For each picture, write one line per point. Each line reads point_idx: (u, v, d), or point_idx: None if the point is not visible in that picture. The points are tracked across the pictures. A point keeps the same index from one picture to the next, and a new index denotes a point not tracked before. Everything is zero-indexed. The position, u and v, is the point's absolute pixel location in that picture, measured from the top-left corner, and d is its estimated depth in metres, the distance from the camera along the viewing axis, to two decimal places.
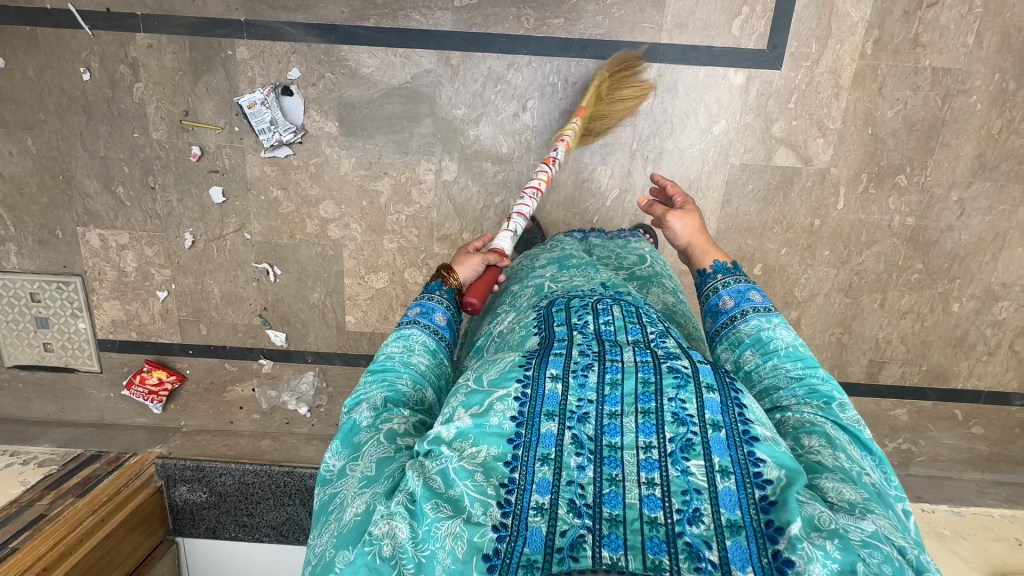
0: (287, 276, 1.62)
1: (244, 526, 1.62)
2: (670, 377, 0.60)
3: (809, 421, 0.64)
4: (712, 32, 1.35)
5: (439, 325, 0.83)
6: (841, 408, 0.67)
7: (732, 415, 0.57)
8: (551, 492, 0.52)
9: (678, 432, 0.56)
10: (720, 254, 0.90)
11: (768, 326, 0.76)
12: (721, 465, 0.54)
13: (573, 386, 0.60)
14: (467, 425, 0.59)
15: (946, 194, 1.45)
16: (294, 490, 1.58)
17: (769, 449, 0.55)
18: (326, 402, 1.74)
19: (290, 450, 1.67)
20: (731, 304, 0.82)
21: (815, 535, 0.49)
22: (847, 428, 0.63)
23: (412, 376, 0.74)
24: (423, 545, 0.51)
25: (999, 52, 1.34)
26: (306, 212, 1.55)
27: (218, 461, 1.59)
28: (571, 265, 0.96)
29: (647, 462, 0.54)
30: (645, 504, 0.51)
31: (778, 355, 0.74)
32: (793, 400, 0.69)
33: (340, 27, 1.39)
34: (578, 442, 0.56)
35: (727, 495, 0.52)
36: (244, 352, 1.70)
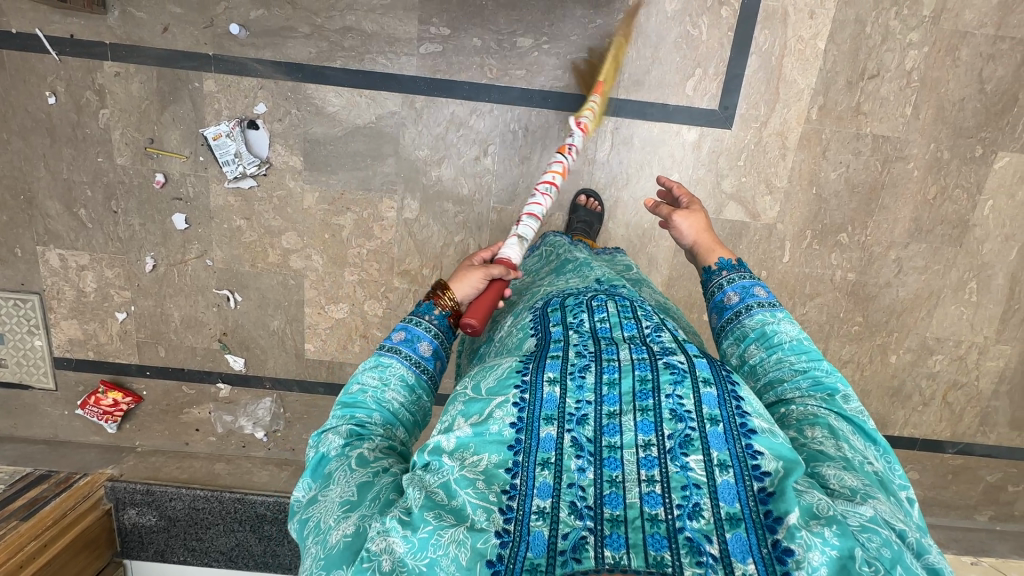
0: (248, 303, 1.64)
1: (194, 550, 1.63)
2: (665, 372, 0.65)
3: (812, 413, 0.70)
4: (667, 90, 1.41)
5: (423, 355, 0.81)
6: (845, 399, 0.72)
7: (729, 408, 0.62)
8: (552, 495, 0.56)
9: (676, 428, 0.60)
10: (726, 253, 0.95)
11: (773, 322, 0.82)
12: (719, 459, 0.58)
13: (571, 388, 0.64)
14: (466, 434, 0.62)
15: (885, 252, 1.53)
16: (245, 517, 1.59)
17: (767, 442, 0.59)
18: (283, 427, 1.76)
19: (244, 475, 1.68)
20: (735, 300, 0.87)
21: (813, 522, 0.54)
22: (851, 419, 0.69)
23: (384, 414, 0.73)
24: (420, 554, 0.53)
25: (934, 123, 1.42)
26: (269, 241, 1.57)
27: (169, 485, 1.59)
28: (568, 268, 1.01)
29: (646, 460, 0.58)
30: (645, 502, 0.55)
31: (782, 348, 0.79)
32: (797, 393, 0.74)
33: (307, 66, 1.42)
34: (578, 444, 0.59)
35: (726, 489, 0.56)
36: (202, 375, 1.71)
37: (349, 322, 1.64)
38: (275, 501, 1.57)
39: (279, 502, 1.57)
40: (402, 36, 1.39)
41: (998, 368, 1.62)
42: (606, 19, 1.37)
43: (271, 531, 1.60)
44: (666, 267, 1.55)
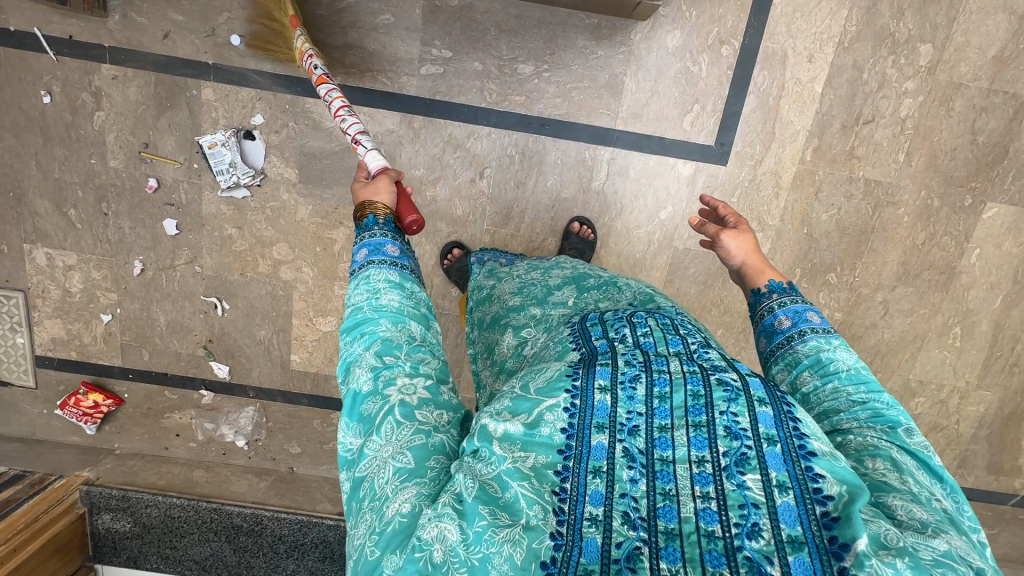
0: (235, 311, 1.63)
1: (167, 558, 1.61)
2: (718, 390, 0.61)
3: (872, 444, 0.65)
4: (665, 124, 1.42)
5: (394, 255, 0.84)
6: (908, 433, 0.66)
7: (788, 430, 0.58)
8: (605, 503, 0.54)
9: (731, 445, 0.57)
10: (774, 275, 0.92)
11: (829, 348, 0.77)
12: (778, 480, 0.55)
13: (621, 397, 0.61)
14: (517, 430, 0.60)
15: (872, 294, 1.54)
16: (220, 527, 1.58)
17: (829, 465, 0.56)
18: (265, 437, 1.74)
19: (222, 483, 1.67)
20: (787, 324, 0.83)
21: (884, 552, 0.50)
22: (915, 453, 0.63)
23: (390, 318, 0.75)
24: (474, 547, 0.52)
25: (926, 171, 1.44)
26: (260, 251, 1.57)
27: (145, 492, 1.58)
28: (589, 287, 1.00)
29: (701, 476, 0.56)
30: (702, 517, 0.53)
31: (839, 377, 0.74)
32: (854, 423, 0.69)
33: (307, 81, 1.42)
34: (630, 455, 0.57)
35: (787, 509, 0.53)
36: (186, 381, 1.70)
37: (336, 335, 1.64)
38: (251, 513, 1.56)
39: (255, 514, 1.56)
40: (404, 55, 1.39)
41: (978, 414, 1.64)
42: (607, 51, 1.38)
43: (246, 542, 1.59)
44: None
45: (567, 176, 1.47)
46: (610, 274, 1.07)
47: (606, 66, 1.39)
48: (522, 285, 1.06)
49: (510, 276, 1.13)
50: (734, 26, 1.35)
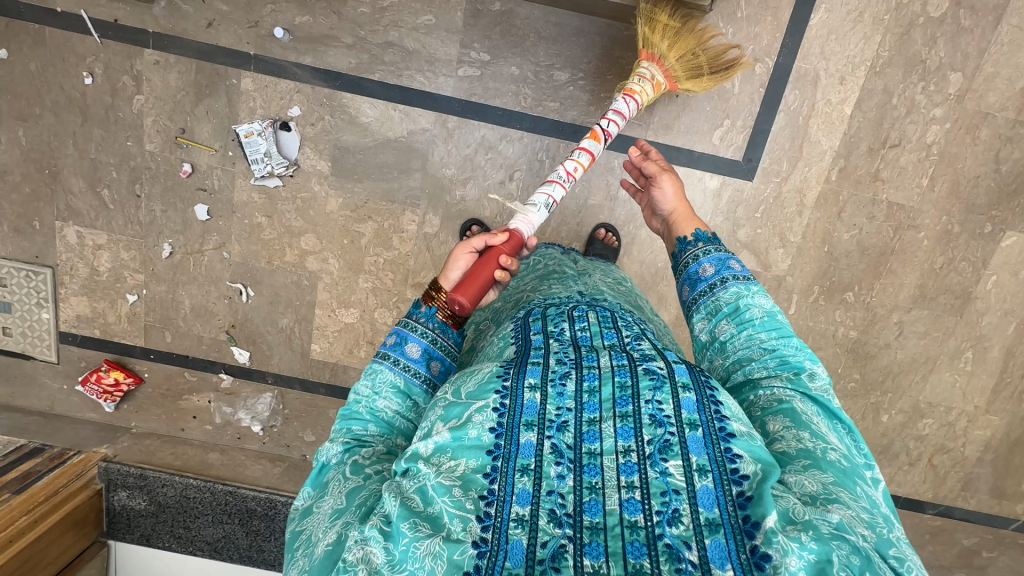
0: (260, 299, 1.65)
1: (180, 538, 1.63)
2: (646, 380, 0.66)
3: (778, 400, 0.72)
4: (694, 137, 1.44)
5: (424, 370, 0.81)
6: (811, 377, 0.75)
7: (708, 413, 0.64)
8: (531, 502, 0.57)
9: (656, 433, 0.62)
10: (699, 223, 1.00)
11: (747, 295, 0.84)
12: (698, 464, 0.59)
13: (551, 395, 0.65)
14: (445, 440, 0.62)
15: (888, 314, 1.56)
16: (235, 510, 1.60)
17: (744, 445, 0.62)
18: (281, 423, 1.77)
19: (237, 467, 1.69)
20: (710, 271, 0.89)
21: (790, 528, 0.55)
22: (817, 399, 0.72)
23: (379, 425, 0.75)
24: (401, 565, 0.55)
25: (948, 197, 1.46)
26: (288, 241, 1.59)
27: (163, 471, 1.60)
28: (555, 276, 1.09)
29: (626, 466, 0.59)
30: (625, 508, 0.57)
31: (753, 325, 0.81)
32: (765, 372, 0.77)
33: (346, 76, 1.45)
34: (558, 451, 0.60)
35: (705, 493, 0.57)
36: (206, 364, 1.73)
37: (357, 327, 1.66)
38: (266, 497, 1.58)
39: (270, 499, 1.58)
40: (442, 56, 1.42)
41: (985, 438, 1.66)
42: None
43: (259, 526, 1.61)
44: (674, 306, 1.58)
45: (595, 183, 1.49)
46: (574, 268, 1.15)
47: None
48: (506, 291, 1.14)
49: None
50: (769, 44, 1.37)
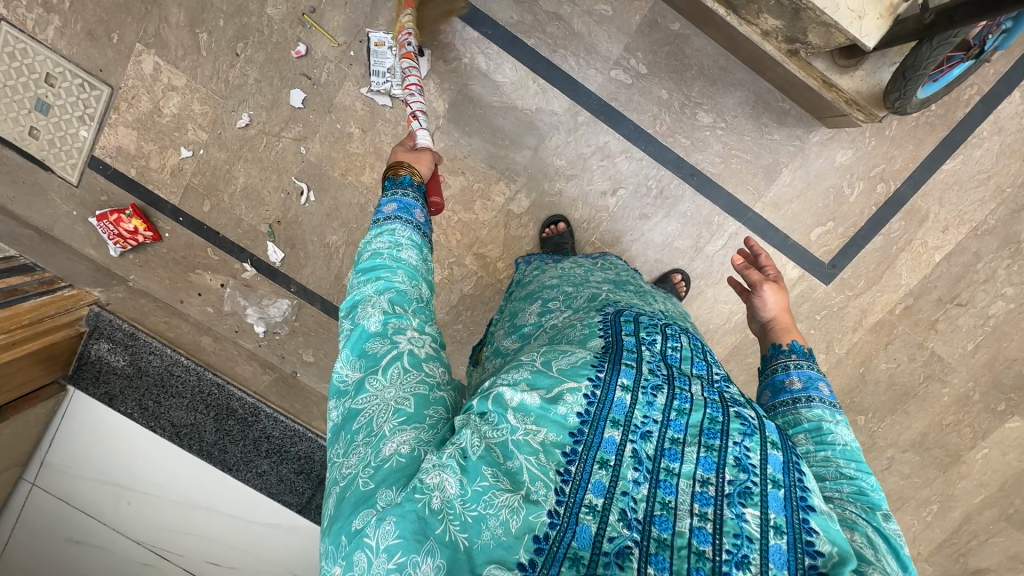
0: (318, 207, 1.57)
1: (145, 411, 1.57)
2: (736, 422, 0.59)
3: (850, 517, 0.57)
4: (795, 225, 1.48)
5: (420, 221, 0.84)
6: (885, 517, 0.58)
7: (792, 477, 0.55)
8: (606, 496, 0.52)
9: (737, 477, 0.54)
10: (798, 341, 0.86)
11: (830, 420, 0.70)
12: (776, 522, 0.52)
13: (641, 401, 0.59)
14: (534, 402, 0.57)
15: (885, 447, 1.66)
16: (215, 403, 1.58)
17: (824, 523, 0.52)
18: (285, 333, 1.69)
19: (228, 361, 1.64)
20: (797, 386, 0.77)
21: None
22: (890, 538, 0.56)
23: (405, 272, 0.74)
24: (471, 504, 0.51)
25: (982, 367, 1.56)
26: (371, 162, 1.53)
27: (155, 338, 1.57)
28: (627, 287, 1.00)
29: (701, 496, 0.53)
30: (695, 535, 0.51)
31: (833, 449, 0.66)
32: (837, 495, 0.61)
33: (503, 30, 1.40)
34: (638, 457, 0.55)
35: (777, 553, 0.50)
36: (234, 248, 1.63)
37: None
38: (252, 403, 1.58)
39: (255, 406, 1.58)
40: (602, 50, 1.39)
41: None
42: (781, 138, 1.42)
43: (231, 428, 1.58)
44: None
45: (689, 229, 1.50)
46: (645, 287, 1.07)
47: (772, 150, 1.43)
48: (562, 273, 1.05)
49: (553, 267, 1.10)
50: (898, 170, 1.42)
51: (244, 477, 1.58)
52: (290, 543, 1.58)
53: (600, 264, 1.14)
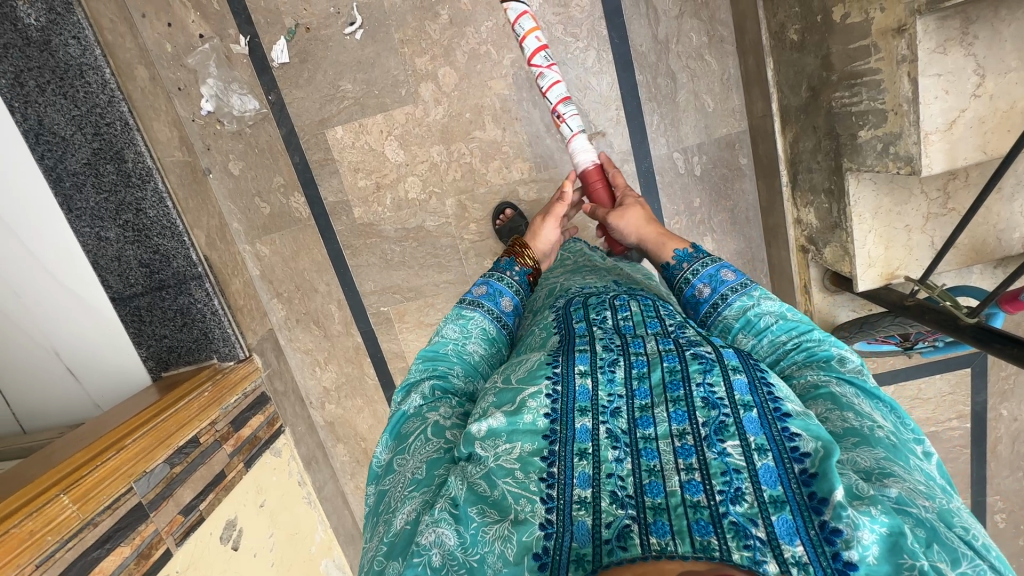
0: (355, 48, 1.42)
1: (17, 88, 1.20)
2: (694, 363, 0.59)
3: (815, 384, 0.62)
4: None
5: (504, 310, 0.87)
6: (842, 361, 0.65)
7: (761, 395, 0.56)
8: (592, 485, 0.52)
9: (709, 415, 0.54)
10: (682, 245, 0.88)
11: (752, 303, 0.74)
12: (757, 444, 0.52)
13: (602, 381, 0.60)
14: (500, 424, 0.57)
15: None
16: (107, 141, 1.30)
17: (802, 423, 0.53)
18: (229, 129, 1.50)
19: (148, 109, 1.37)
20: (706, 292, 0.79)
21: (857, 501, 0.47)
22: (853, 382, 0.61)
23: (464, 368, 0.76)
24: (472, 550, 0.51)
25: None
26: (435, 53, 1.42)
27: (89, 29, 1.24)
28: (582, 270, 0.98)
29: (683, 449, 0.53)
30: (687, 488, 0.50)
31: (770, 330, 0.70)
32: (795, 366, 0.66)
33: (627, 48, 1.40)
34: (614, 436, 0.55)
35: (767, 473, 0.50)
36: (241, 14, 1.42)
37: (385, 166, 1.51)
38: (148, 167, 1.34)
39: (149, 172, 1.34)
40: (682, 130, 1.45)
41: None
42: None
43: (105, 173, 1.32)
44: None
45: None
46: (602, 261, 1.04)
47: None
48: None
49: None
50: None
51: (79, 228, 1.34)
52: (75, 320, 1.38)
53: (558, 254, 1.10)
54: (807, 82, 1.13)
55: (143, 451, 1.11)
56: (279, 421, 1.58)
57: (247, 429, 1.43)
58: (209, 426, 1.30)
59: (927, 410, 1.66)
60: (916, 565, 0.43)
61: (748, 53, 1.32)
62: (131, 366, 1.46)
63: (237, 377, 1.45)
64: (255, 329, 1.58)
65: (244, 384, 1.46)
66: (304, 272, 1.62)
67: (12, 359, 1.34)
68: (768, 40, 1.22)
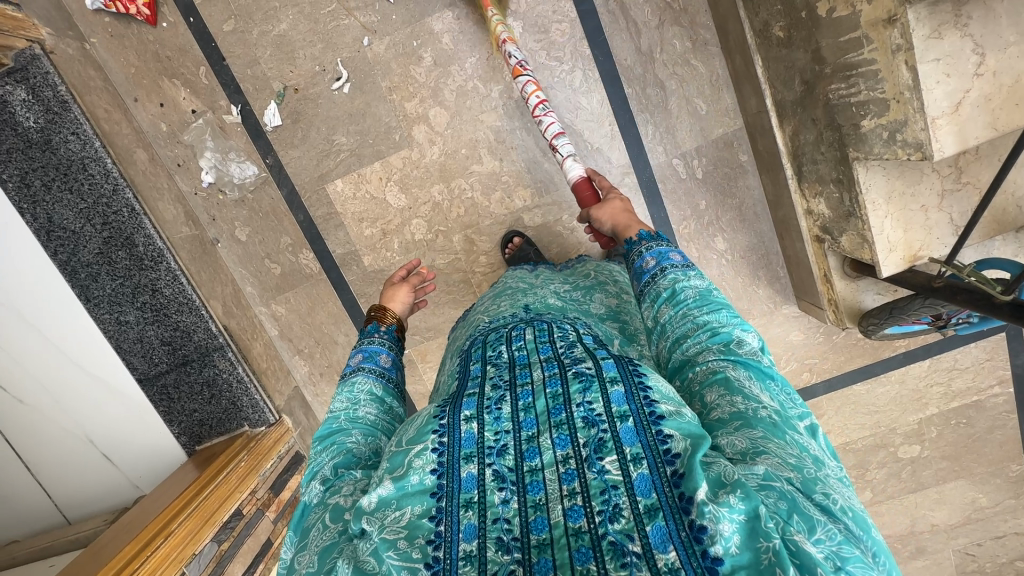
0: (345, 101, 1.44)
1: (24, 189, 1.25)
2: (575, 384, 0.60)
3: (711, 370, 0.63)
4: None
5: (385, 367, 0.85)
6: (739, 343, 0.67)
7: (638, 401, 0.57)
8: (478, 537, 0.51)
9: (589, 434, 0.55)
10: (643, 229, 0.91)
11: (682, 279, 0.76)
12: (633, 454, 0.52)
13: (488, 421, 0.59)
14: (388, 492, 0.55)
15: None
16: (116, 228, 1.34)
17: (675, 423, 0.54)
18: (231, 198, 1.51)
19: (151, 191, 1.40)
20: (651, 264, 0.82)
21: (720, 492, 0.48)
22: (747, 366, 0.63)
23: (363, 430, 0.71)
24: None
25: None
26: (424, 95, 1.43)
27: (88, 125, 1.30)
28: (505, 295, 1.02)
29: (567, 475, 0.53)
30: (569, 516, 0.50)
31: (687, 302, 0.73)
32: (699, 346, 0.68)
33: (612, 64, 1.40)
34: (500, 477, 0.54)
35: (641, 482, 0.50)
36: (230, 85, 1.43)
37: (389, 212, 1.51)
38: (159, 249, 1.38)
39: (161, 254, 1.38)
40: (677, 136, 1.44)
41: None
42: (762, 295, 1.55)
43: (117, 259, 1.34)
44: None
45: None
46: (527, 282, 1.07)
47: (752, 301, 1.56)
48: (459, 325, 1.05)
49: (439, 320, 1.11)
50: (822, 370, 1.64)
51: (99, 316, 1.36)
52: (105, 406, 1.39)
53: (502, 283, 1.12)
54: (799, 76, 1.12)
55: (189, 534, 1.11)
56: None
57: (286, 491, 1.44)
58: (250, 496, 1.30)
59: (968, 380, 1.62)
60: (771, 546, 0.45)
61: (734, 53, 1.31)
62: (165, 442, 1.47)
63: (271, 442, 1.46)
64: (281, 389, 1.59)
65: (277, 448, 1.46)
66: (322, 326, 1.61)
67: (46, 454, 1.33)
68: (753, 38, 1.21)
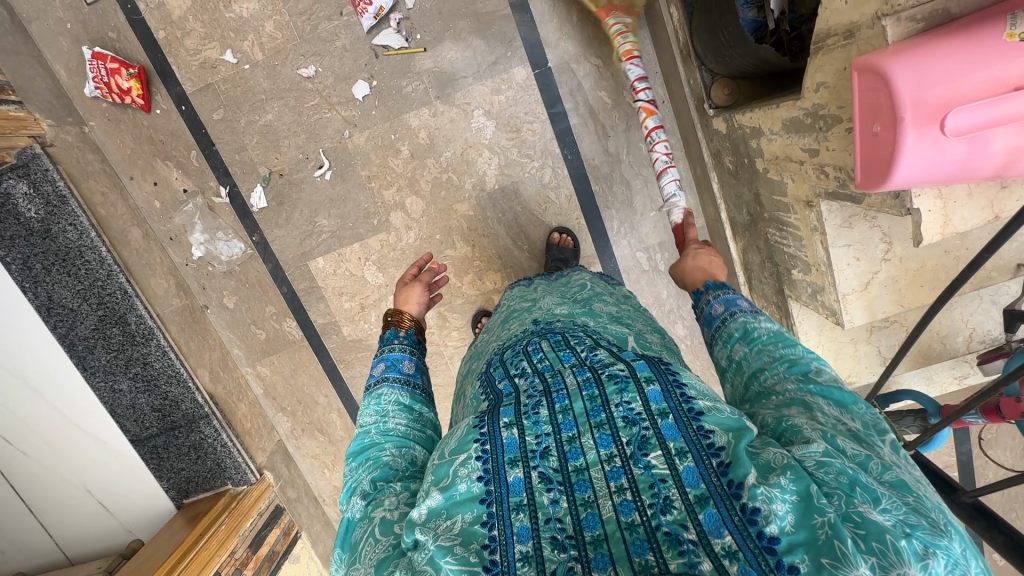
0: (327, 187, 1.51)
1: (26, 271, 1.36)
2: (609, 385, 0.56)
3: (787, 399, 0.57)
4: None
5: (409, 373, 0.80)
6: (818, 371, 0.58)
7: (675, 399, 0.53)
8: (533, 538, 0.47)
9: (631, 433, 0.51)
10: (709, 280, 0.82)
11: (754, 319, 0.68)
12: (677, 449, 0.49)
13: (528, 425, 0.54)
14: (437, 501, 0.51)
15: None
16: (110, 307, 1.46)
17: (714, 418, 0.52)
18: (220, 269, 1.60)
19: (143, 266, 1.52)
20: (720, 309, 0.73)
21: (771, 476, 0.46)
22: (827, 394, 0.56)
23: (395, 441, 0.68)
24: None
25: None
26: (401, 185, 1.50)
27: (83, 215, 1.42)
28: (513, 316, 0.91)
29: (613, 472, 0.49)
30: (620, 510, 0.47)
31: (761, 339, 0.65)
32: (775, 376, 0.60)
33: (580, 163, 1.46)
34: (547, 478, 0.50)
35: (689, 474, 0.47)
36: (219, 168, 1.51)
37: (366, 289, 1.60)
38: (149, 327, 1.49)
39: (151, 331, 1.50)
40: (641, 231, 1.51)
41: None
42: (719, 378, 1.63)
43: (112, 335, 1.46)
44: None
45: None
46: (532, 297, 0.95)
47: (708, 381, 1.65)
48: (473, 348, 0.94)
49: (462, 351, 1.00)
50: None
51: (95, 384, 1.46)
52: (101, 461, 1.50)
53: (502, 305, 1.01)
54: (746, 208, 1.18)
55: None
56: (295, 528, 1.70)
57: (265, 547, 1.56)
58: (229, 557, 1.43)
59: None
60: (826, 520, 0.43)
61: (694, 162, 1.37)
62: (155, 496, 1.58)
63: (251, 500, 1.58)
64: (264, 446, 1.70)
65: (257, 505, 1.58)
66: (304, 387, 1.71)
67: (48, 500, 1.46)
68: (709, 157, 1.27)
